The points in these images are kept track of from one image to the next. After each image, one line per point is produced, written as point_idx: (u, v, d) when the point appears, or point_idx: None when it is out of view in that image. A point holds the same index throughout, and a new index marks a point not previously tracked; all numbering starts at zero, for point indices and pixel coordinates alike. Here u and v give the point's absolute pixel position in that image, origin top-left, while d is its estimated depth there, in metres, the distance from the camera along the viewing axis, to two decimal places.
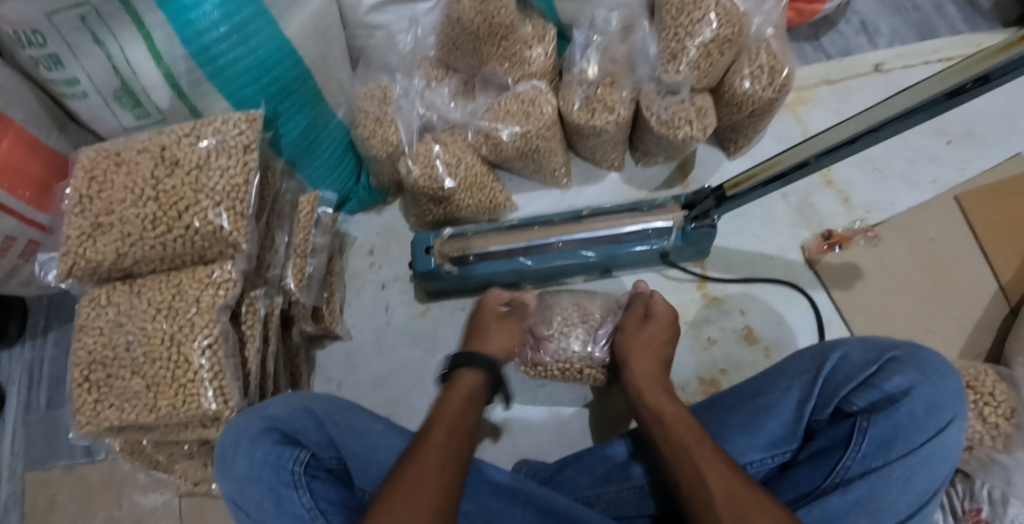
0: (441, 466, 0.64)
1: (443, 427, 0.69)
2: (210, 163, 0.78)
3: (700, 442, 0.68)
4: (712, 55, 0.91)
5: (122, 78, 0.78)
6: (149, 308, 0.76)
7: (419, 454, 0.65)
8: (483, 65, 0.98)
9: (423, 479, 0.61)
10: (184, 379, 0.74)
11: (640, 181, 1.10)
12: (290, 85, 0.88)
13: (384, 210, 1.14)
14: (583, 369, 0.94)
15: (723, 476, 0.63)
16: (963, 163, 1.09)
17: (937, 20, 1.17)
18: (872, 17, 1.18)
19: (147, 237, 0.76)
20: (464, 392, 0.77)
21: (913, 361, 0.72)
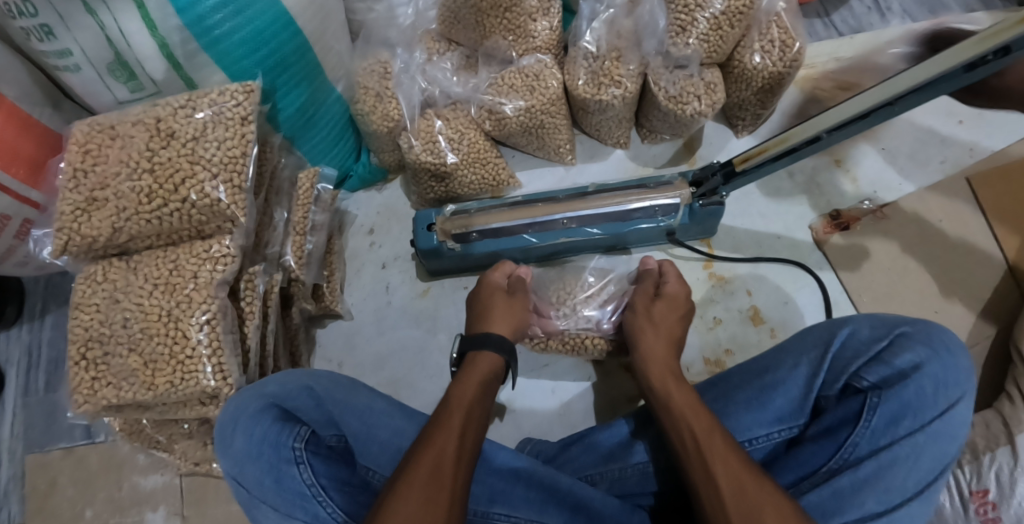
0: (450, 467, 0.63)
1: (451, 425, 0.68)
2: (206, 135, 0.76)
3: (709, 438, 0.65)
4: (722, 28, 0.90)
5: (115, 49, 0.76)
6: (146, 284, 0.75)
7: (428, 451, 0.64)
8: (485, 38, 0.95)
9: (433, 482, 0.60)
10: (182, 355, 0.72)
11: (646, 158, 1.07)
12: (288, 58, 0.85)
13: (385, 188, 1.11)
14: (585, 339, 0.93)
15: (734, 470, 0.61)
16: (973, 144, 1.07)
17: None
18: None
19: (143, 212, 0.74)
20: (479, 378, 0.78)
21: (923, 337, 0.71)
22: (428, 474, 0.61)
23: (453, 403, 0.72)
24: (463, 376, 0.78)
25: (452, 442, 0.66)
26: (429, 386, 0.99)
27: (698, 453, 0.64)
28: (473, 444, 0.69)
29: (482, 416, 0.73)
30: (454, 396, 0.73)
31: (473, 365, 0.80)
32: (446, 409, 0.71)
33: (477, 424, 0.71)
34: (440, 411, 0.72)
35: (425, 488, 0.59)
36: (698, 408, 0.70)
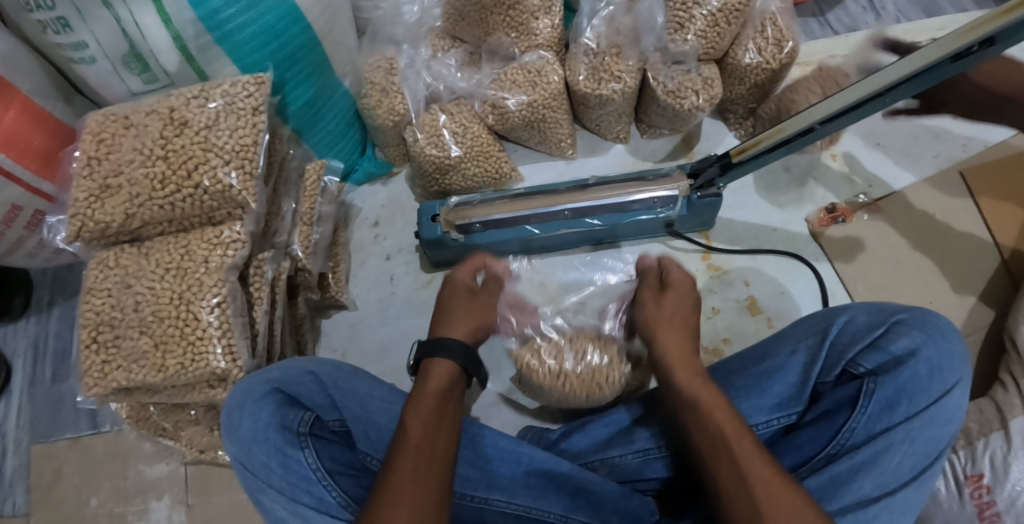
0: (408, 496, 0.59)
1: (409, 446, 0.64)
2: (219, 124, 0.77)
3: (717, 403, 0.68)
4: (719, 25, 0.92)
5: (130, 42, 0.79)
6: (158, 269, 0.77)
7: (384, 485, 0.60)
8: (488, 35, 0.99)
9: (389, 520, 0.56)
10: (193, 336, 0.73)
11: (645, 152, 1.10)
12: (298, 51, 0.88)
13: (390, 181, 1.13)
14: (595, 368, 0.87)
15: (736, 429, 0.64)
16: (966, 139, 1.10)
17: None
18: None
19: (157, 197, 0.76)
20: (440, 380, 0.74)
21: (918, 323, 0.73)
22: (387, 511, 0.57)
23: (409, 421, 0.67)
24: (420, 387, 0.73)
25: (411, 466, 0.62)
26: None
27: (725, 437, 0.64)
28: (438, 462, 0.64)
29: (446, 428, 0.69)
30: (412, 413, 0.69)
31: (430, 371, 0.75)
32: (405, 427, 0.67)
33: (438, 439, 0.67)
34: (399, 429, 0.67)
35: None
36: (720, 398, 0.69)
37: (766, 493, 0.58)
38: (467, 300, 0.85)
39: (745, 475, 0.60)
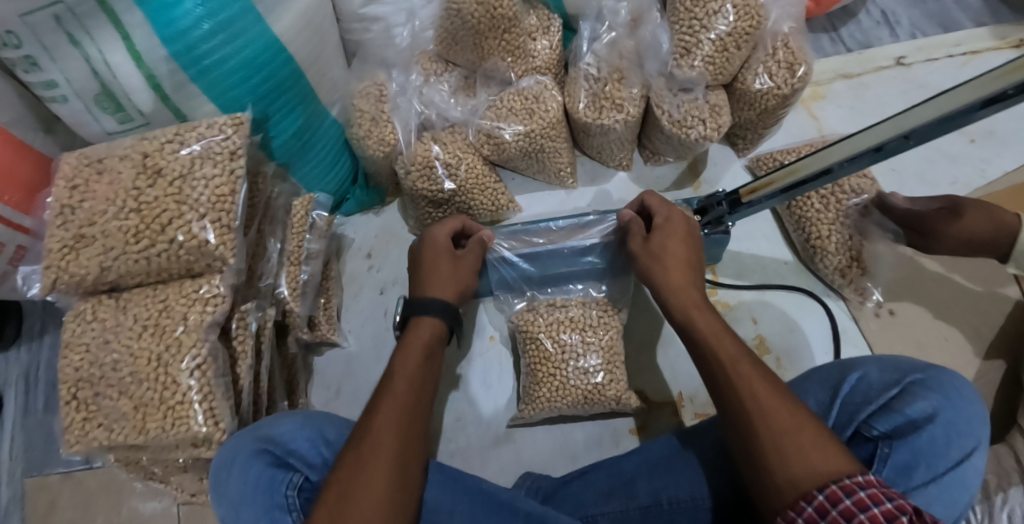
0: (390, 448, 0.62)
1: (394, 399, 0.67)
2: (194, 172, 0.74)
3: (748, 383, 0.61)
4: (728, 50, 0.86)
5: (101, 81, 0.73)
6: (135, 325, 0.73)
7: (366, 434, 0.63)
8: (483, 59, 0.92)
9: (370, 467, 0.60)
10: (172, 402, 0.71)
11: (650, 181, 1.05)
12: (281, 84, 0.83)
13: (382, 211, 1.09)
14: (569, 377, 0.90)
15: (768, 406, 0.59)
16: (985, 163, 1.04)
17: (962, 9, 1.10)
18: (894, 7, 1.11)
19: (132, 251, 0.72)
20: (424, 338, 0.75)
21: (935, 385, 0.68)
22: (368, 458, 0.60)
23: (396, 374, 0.70)
24: (406, 342, 0.75)
25: (398, 421, 0.64)
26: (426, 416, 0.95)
27: (732, 378, 0.62)
28: (414, 421, 0.66)
29: (428, 387, 0.72)
30: (397, 368, 0.71)
31: (416, 327, 0.76)
32: (390, 380, 0.69)
33: (421, 398, 0.69)
34: (385, 380, 0.70)
35: (363, 477, 0.59)
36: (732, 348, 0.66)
37: (768, 431, 0.57)
38: (445, 256, 0.83)
39: (749, 415, 0.59)
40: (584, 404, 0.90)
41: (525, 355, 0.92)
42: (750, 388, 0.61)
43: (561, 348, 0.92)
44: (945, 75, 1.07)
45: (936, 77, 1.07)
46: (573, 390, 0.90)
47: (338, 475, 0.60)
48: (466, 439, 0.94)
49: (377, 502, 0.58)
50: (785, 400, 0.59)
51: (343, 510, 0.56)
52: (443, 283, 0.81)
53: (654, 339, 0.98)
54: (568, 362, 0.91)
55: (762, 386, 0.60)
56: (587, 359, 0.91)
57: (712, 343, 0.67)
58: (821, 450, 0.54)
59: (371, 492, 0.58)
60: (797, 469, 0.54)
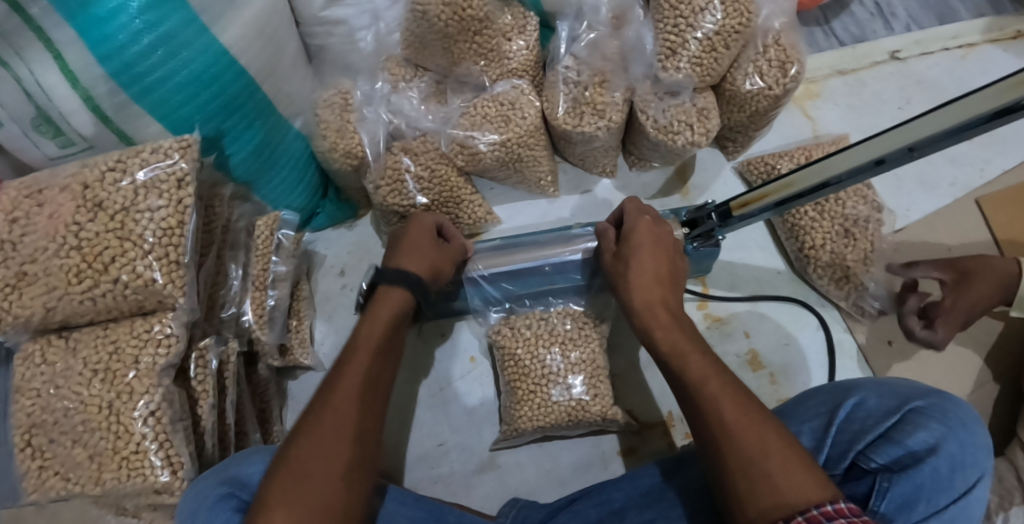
0: (351, 426, 0.59)
1: (356, 372, 0.63)
2: (137, 204, 0.69)
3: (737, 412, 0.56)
4: (716, 50, 0.80)
5: (37, 104, 0.66)
6: (85, 370, 0.69)
7: (326, 408, 0.60)
8: (455, 65, 0.86)
9: (330, 444, 0.57)
10: (126, 451, 0.67)
11: (636, 188, 1.00)
12: (235, 100, 0.76)
13: (355, 224, 1.04)
14: (550, 396, 0.86)
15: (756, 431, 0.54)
16: (983, 163, 1.00)
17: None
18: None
19: (74, 292, 0.68)
20: (391, 311, 0.72)
21: (937, 413, 0.63)
22: (329, 435, 0.57)
23: (360, 345, 0.67)
24: (372, 312, 0.71)
25: (360, 398, 0.62)
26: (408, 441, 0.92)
27: (697, 396, 0.58)
28: (379, 388, 0.64)
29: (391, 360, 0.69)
30: (360, 340, 0.68)
31: (381, 300, 0.72)
32: (353, 351, 0.66)
33: (383, 373, 0.66)
34: (347, 352, 0.67)
35: (323, 455, 0.56)
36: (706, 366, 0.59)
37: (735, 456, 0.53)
38: (426, 236, 0.79)
39: (716, 436, 0.55)
40: (568, 422, 0.87)
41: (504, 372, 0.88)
42: (717, 409, 0.56)
43: (541, 364, 0.87)
44: (944, 70, 1.03)
45: (935, 72, 1.03)
46: (556, 409, 0.86)
47: (294, 450, 0.57)
48: (449, 466, 0.91)
49: (334, 484, 0.55)
50: (756, 418, 0.54)
51: (299, 489, 0.54)
52: (418, 260, 0.77)
53: (640, 359, 0.95)
54: (549, 380, 0.87)
55: (731, 407, 0.55)
56: (571, 378, 0.87)
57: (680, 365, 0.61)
58: (791, 478, 0.50)
59: (329, 472, 0.56)
60: (764, 499, 0.50)
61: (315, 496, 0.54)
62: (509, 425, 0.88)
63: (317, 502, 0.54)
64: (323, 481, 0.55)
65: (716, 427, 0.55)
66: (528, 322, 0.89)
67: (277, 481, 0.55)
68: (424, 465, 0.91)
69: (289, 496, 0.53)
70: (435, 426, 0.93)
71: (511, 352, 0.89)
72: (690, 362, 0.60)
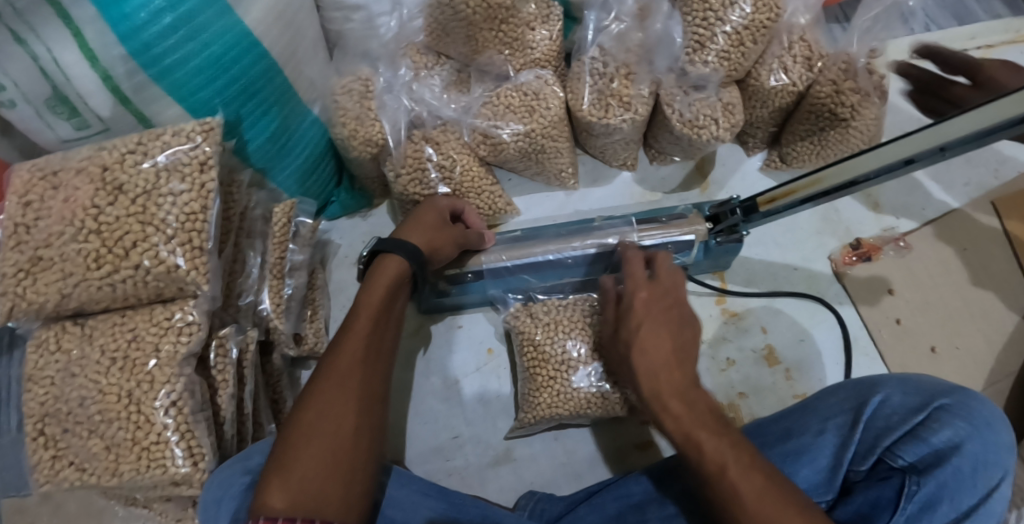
0: (355, 390, 0.63)
1: (358, 338, 0.67)
2: (160, 187, 0.67)
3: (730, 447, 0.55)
4: (743, 44, 0.80)
5: (52, 83, 0.63)
6: (102, 358, 0.67)
7: (332, 372, 0.64)
8: (479, 53, 0.84)
9: (338, 408, 0.61)
10: (145, 442, 0.65)
11: (654, 182, 1.00)
12: (254, 84, 0.74)
13: (370, 214, 1.02)
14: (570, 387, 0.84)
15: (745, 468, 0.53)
16: (997, 164, 1.01)
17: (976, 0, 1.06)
18: None
19: (92, 277, 0.66)
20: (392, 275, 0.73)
21: (962, 411, 0.63)
22: (336, 395, 0.62)
23: (360, 312, 0.70)
24: (371, 280, 0.73)
25: (363, 361, 0.66)
26: (424, 433, 0.91)
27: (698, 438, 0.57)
28: (377, 356, 0.68)
29: (389, 329, 0.72)
30: (358, 308, 0.71)
31: (381, 270, 0.74)
32: (353, 317, 0.69)
33: (383, 337, 0.71)
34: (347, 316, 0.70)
35: (333, 415, 0.61)
36: (709, 426, 0.58)
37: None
38: (433, 214, 0.81)
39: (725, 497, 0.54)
40: (586, 411, 0.84)
41: (521, 354, 0.86)
42: (732, 483, 0.53)
43: (560, 349, 0.85)
44: None
45: None
46: (574, 397, 0.84)
47: (306, 408, 0.61)
48: (464, 459, 0.90)
49: (343, 441, 0.60)
50: (771, 501, 0.51)
51: (312, 444, 0.58)
52: (421, 233, 0.78)
53: None
54: (567, 364, 0.84)
55: (751, 496, 0.52)
56: (591, 365, 0.84)
57: (694, 446, 0.57)
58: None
59: (339, 429, 0.60)
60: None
61: (325, 450, 0.58)
62: (527, 412, 0.85)
63: (328, 457, 0.58)
64: (333, 436, 0.60)
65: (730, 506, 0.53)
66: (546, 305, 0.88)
67: (291, 437, 0.59)
68: (439, 457, 0.90)
69: (302, 454, 0.58)
70: (451, 418, 0.92)
71: (529, 335, 0.86)
72: (703, 435, 0.57)
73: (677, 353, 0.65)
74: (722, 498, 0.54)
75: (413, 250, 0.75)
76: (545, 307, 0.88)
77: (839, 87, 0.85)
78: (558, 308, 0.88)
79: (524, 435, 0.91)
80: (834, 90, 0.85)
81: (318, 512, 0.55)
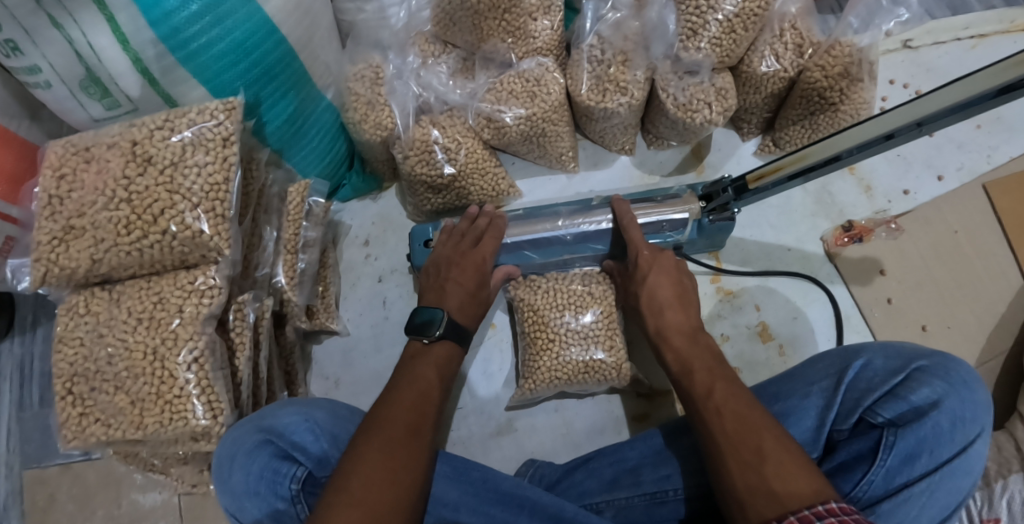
0: (411, 430, 0.64)
1: (413, 388, 0.70)
2: (186, 160, 0.72)
3: (712, 376, 0.67)
4: (735, 32, 0.84)
5: (86, 65, 0.69)
6: (129, 318, 0.72)
7: (390, 415, 0.65)
8: (483, 41, 0.89)
9: (395, 444, 0.62)
10: (169, 395, 0.70)
11: (652, 165, 1.04)
12: (273, 68, 0.78)
13: (379, 197, 1.07)
14: (567, 359, 0.89)
15: (728, 393, 0.64)
16: (990, 150, 1.03)
17: None
18: None
19: (122, 243, 0.71)
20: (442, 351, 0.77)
21: (940, 371, 0.66)
22: (404, 436, 0.63)
23: (417, 366, 0.74)
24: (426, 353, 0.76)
25: (425, 408, 0.69)
26: None
27: (686, 379, 0.70)
28: (430, 402, 0.70)
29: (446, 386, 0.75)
30: (420, 358, 0.75)
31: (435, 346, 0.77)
32: (412, 371, 0.73)
33: (435, 359, 0.76)
34: (401, 370, 0.74)
35: (401, 449, 0.62)
36: (705, 360, 0.70)
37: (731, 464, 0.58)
38: (472, 274, 0.84)
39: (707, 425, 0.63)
40: (580, 378, 0.90)
41: (522, 322, 0.93)
42: (716, 404, 0.64)
43: (556, 319, 0.91)
44: (954, 58, 1.08)
45: (945, 61, 1.08)
46: (566, 365, 0.89)
47: (374, 439, 0.62)
48: (468, 429, 0.94)
49: (408, 477, 0.60)
50: (750, 425, 0.60)
51: (383, 473, 0.59)
52: (462, 304, 0.82)
53: None
54: (565, 334, 0.90)
55: (731, 420, 0.61)
56: (584, 334, 0.90)
57: (687, 375, 0.70)
58: (791, 478, 0.54)
59: (406, 460, 0.61)
60: (723, 439, 0.60)
61: (393, 482, 0.59)
62: (528, 378, 0.91)
63: (395, 489, 0.58)
64: (402, 471, 0.60)
65: (713, 429, 0.62)
66: (544, 279, 0.94)
67: (354, 462, 0.60)
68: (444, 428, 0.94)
69: (362, 488, 0.57)
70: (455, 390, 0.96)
71: (529, 304, 0.92)
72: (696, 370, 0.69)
73: (680, 297, 0.80)
74: (707, 421, 0.63)
75: (461, 332, 0.80)
76: (544, 282, 0.93)
77: (828, 73, 0.88)
78: (556, 283, 0.93)
79: (525, 406, 0.95)
80: (823, 75, 0.88)
81: None
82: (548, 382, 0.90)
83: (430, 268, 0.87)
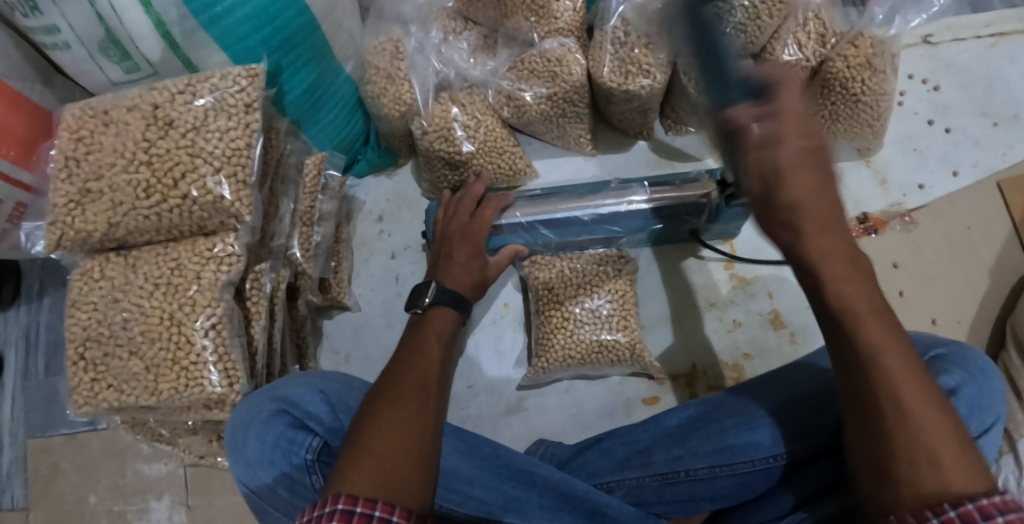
0: (418, 388, 0.65)
1: (420, 353, 0.69)
2: (208, 124, 0.71)
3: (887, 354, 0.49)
4: (760, 17, 0.85)
5: (106, 26, 0.67)
6: (146, 284, 0.72)
7: (399, 377, 0.65)
8: (506, 18, 0.89)
9: (402, 400, 0.62)
10: (185, 362, 0.70)
11: (670, 150, 1.04)
12: (293, 37, 0.77)
13: (395, 173, 1.07)
14: (582, 342, 0.90)
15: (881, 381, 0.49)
16: (1007, 148, 1.03)
17: None
18: None
19: (141, 207, 0.70)
20: (438, 328, 0.74)
21: (958, 360, 0.66)
22: (412, 392, 0.64)
23: (426, 330, 0.73)
24: (424, 326, 0.74)
25: (429, 364, 0.68)
26: None
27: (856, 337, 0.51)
28: (435, 363, 0.69)
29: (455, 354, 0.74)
30: (422, 327, 0.74)
31: (437, 314, 0.76)
32: (423, 341, 0.71)
33: (443, 332, 0.74)
34: (412, 337, 0.73)
35: (408, 405, 0.62)
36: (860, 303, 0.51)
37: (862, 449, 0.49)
38: (465, 246, 0.83)
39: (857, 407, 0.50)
40: (592, 359, 0.90)
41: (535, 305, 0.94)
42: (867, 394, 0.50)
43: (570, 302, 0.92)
44: (972, 56, 1.08)
45: (964, 58, 1.08)
46: (578, 348, 0.90)
47: (385, 397, 0.63)
48: (477, 408, 0.95)
49: (420, 427, 0.61)
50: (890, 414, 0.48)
51: (394, 424, 0.60)
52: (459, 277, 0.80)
53: (670, 313, 0.98)
54: (579, 315, 0.91)
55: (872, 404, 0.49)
56: (598, 318, 0.91)
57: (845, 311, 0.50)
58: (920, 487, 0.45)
59: (415, 413, 0.62)
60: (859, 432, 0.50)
61: (405, 434, 0.59)
62: (541, 357, 0.91)
63: (406, 439, 0.59)
64: (409, 424, 0.60)
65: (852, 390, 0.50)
66: (560, 261, 0.94)
67: (368, 425, 0.60)
68: (454, 405, 0.95)
69: (375, 444, 0.58)
70: (467, 368, 0.96)
71: (545, 286, 0.93)
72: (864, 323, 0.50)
73: None
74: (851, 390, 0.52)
75: (459, 299, 0.78)
76: (558, 263, 0.94)
77: (850, 63, 0.87)
78: (569, 264, 0.94)
79: (537, 386, 0.95)
80: (846, 65, 0.88)
81: (392, 493, 0.55)
82: (562, 363, 0.91)
83: (439, 244, 0.86)
